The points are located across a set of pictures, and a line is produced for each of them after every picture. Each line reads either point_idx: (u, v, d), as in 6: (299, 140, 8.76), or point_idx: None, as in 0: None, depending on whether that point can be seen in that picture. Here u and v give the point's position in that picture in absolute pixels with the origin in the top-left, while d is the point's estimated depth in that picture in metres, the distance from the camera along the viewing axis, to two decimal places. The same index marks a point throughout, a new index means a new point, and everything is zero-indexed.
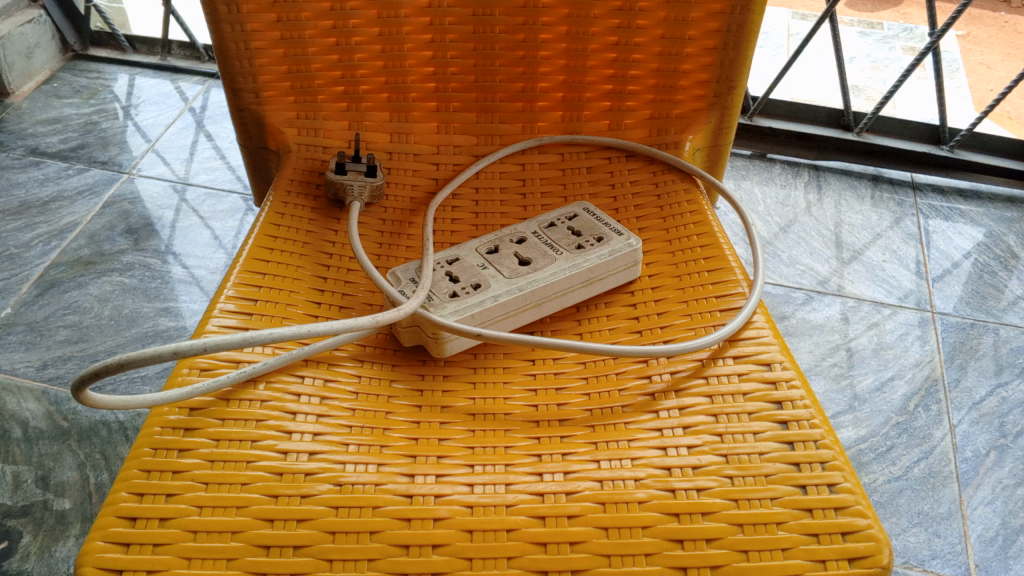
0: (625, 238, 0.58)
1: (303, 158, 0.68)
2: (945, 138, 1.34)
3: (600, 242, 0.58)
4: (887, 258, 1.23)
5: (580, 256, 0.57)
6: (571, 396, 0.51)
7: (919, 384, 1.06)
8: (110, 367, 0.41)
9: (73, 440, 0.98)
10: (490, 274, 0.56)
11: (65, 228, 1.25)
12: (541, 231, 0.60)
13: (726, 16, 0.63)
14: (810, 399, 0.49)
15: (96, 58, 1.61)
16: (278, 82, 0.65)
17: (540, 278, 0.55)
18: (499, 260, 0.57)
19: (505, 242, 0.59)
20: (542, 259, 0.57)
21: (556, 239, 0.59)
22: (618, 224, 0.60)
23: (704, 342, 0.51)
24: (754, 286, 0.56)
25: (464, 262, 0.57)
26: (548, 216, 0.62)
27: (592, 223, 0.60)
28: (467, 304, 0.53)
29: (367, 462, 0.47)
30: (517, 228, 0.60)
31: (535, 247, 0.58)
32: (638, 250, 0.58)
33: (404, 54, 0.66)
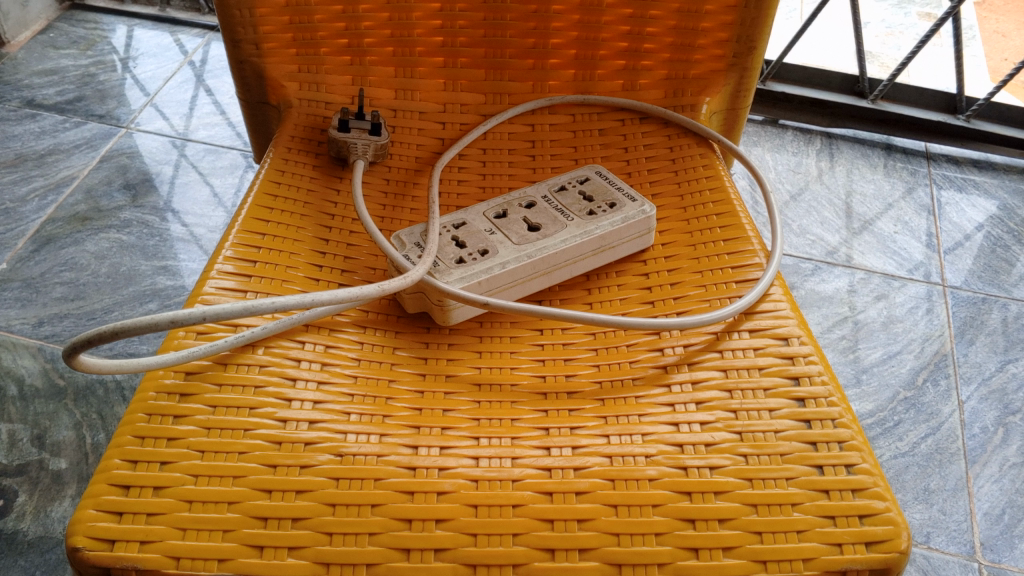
0: (639, 203, 0.56)
1: (304, 114, 0.65)
2: (961, 107, 1.30)
3: (613, 208, 0.56)
4: (898, 229, 1.21)
5: (593, 222, 0.55)
6: (580, 367, 0.49)
7: (927, 359, 1.05)
8: (104, 334, 0.39)
9: (70, 399, 0.97)
10: (498, 239, 0.53)
11: (62, 183, 1.22)
12: (551, 195, 0.58)
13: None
14: (828, 376, 0.48)
15: (93, 8, 1.57)
16: (279, 33, 0.63)
17: (551, 245, 0.53)
18: (508, 225, 0.55)
19: (513, 206, 0.57)
20: (553, 225, 0.55)
21: (567, 205, 0.56)
22: (632, 190, 0.57)
23: (720, 314, 0.49)
24: (772, 257, 0.54)
25: (471, 227, 0.55)
26: (558, 180, 0.59)
27: (605, 188, 0.58)
28: (474, 273, 0.51)
29: (370, 432, 0.45)
30: (526, 192, 0.58)
31: (545, 212, 0.56)
32: (652, 216, 0.55)
33: (410, 6, 0.63)
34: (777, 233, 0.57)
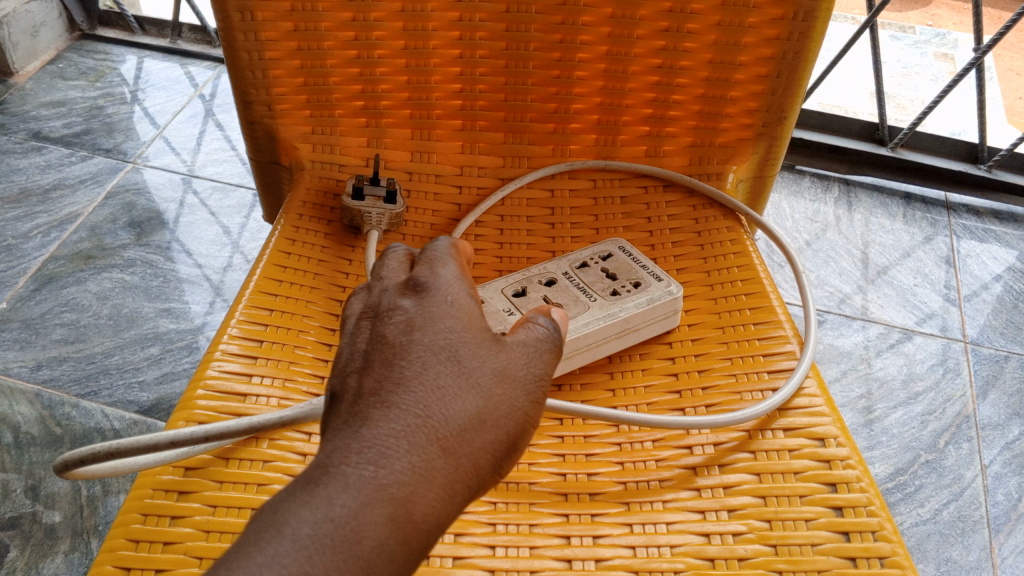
0: (665, 284, 0.54)
1: (317, 177, 0.63)
2: (983, 157, 1.28)
3: (637, 288, 0.54)
4: (918, 281, 1.19)
5: (617, 304, 0.53)
6: (602, 465, 0.47)
7: (950, 421, 1.01)
8: (97, 455, 0.40)
9: (65, 448, 0.94)
10: (518, 321, 0.52)
11: (66, 219, 1.20)
12: (572, 271, 0.56)
13: (782, 42, 0.58)
14: (867, 481, 0.45)
15: (104, 39, 1.55)
16: (293, 95, 0.61)
17: (573, 328, 0.51)
18: (528, 304, 0.53)
19: (532, 282, 0.55)
20: (574, 306, 0.53)
21: (588, 283, 0.55)
22: (657, 269, 0.55)
23: (753, 413, 0.46)
24: (807, 346, 0.52)
25: (489, 306, 0.53)
26: (579, 254, 0.57)
27: (628, 267, 0.56)
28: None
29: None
30: (546, 267, 0.56)
31: (566, 291, 0.54)
32: (678, 297, 0.53)
33: (429, 69, 0.60)
34: (811, 316, 0.54)
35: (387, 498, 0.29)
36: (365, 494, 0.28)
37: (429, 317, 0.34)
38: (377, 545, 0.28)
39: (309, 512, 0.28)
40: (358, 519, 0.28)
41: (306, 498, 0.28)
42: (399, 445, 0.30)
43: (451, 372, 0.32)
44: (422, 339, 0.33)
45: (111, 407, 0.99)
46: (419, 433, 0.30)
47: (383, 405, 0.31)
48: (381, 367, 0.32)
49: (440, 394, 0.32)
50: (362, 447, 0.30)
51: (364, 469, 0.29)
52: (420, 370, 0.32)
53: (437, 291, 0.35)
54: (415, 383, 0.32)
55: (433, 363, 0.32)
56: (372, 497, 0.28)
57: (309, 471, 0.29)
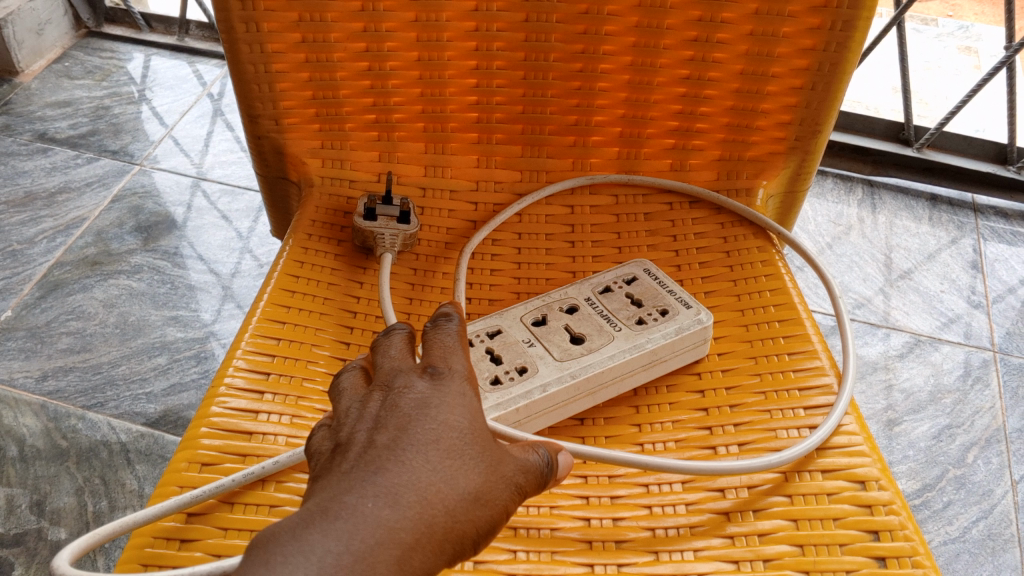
0: (694, 312, 0.52)
1: (326, 194, 0.60)
2: (1013, 158, 1.24)
3: (665, 316, 0.52)
4: (944, 287, 1.15)
5: (643, 334, 0.51)
6: (629, 510, 0.44)
7: (979, 434, 0.98)
8: None
9: (71, 462, 0.92)
10: (538, 353, 0.50)
11: (72, 223, 1.18)
12: (595, 297, 0.54)
13: (818, 53, 0.54)
14: (912, 530, 0.43)
15: (111, 36, 1.53)
16: (301, 108, 0.58)
17: (596, 362, 0.49)
18: (548, 335, 0.51)
19: (553, 309, 0.53)
20: (598, 336, 0.51)
21: (613, 310, 0.53)
22: (686, 294, 0.53)
23: (790, 456, 0.44)
24: (845, 380, 0.49)
25: (508, 336, 0.51)
26: (602, 278, 0.55)
27: (655, 293, 0.54)
28: (513, 396, 0.47)
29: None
30: (568, 293, 0.54)
31: (589, 320, 0.52)
32: (708, 325, 0.51)
33: (443, 81, 0.57)
34: (848, 348, 0.51)
35: (396, 548, 0.27)
36: (377, 537, 0.27)
37: (448, 384, 0.33)
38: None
39: (328, 542, 0.26)
40: (369, 562, 0.27)
41: (321, 529, 0.27)
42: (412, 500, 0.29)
43: (466, 438, 0.31)
44: (442, 403, 0.32)
45: (117, 420, 0.97)
46: (433, 490, 0.29)
47: (400, 456, 0.30)
48: (396, 423, 0.31)
49: (454, 457, 0.31)
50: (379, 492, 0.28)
51: (377, 514, 0.28)
52: (438, 432, 0.31)
53: (456, 364, 0.35)
54: (433, 442, 0.31)
55: (453, 427, 0.31)
56: (383, 545, 0.27)
57: (322, 503, 0.28)
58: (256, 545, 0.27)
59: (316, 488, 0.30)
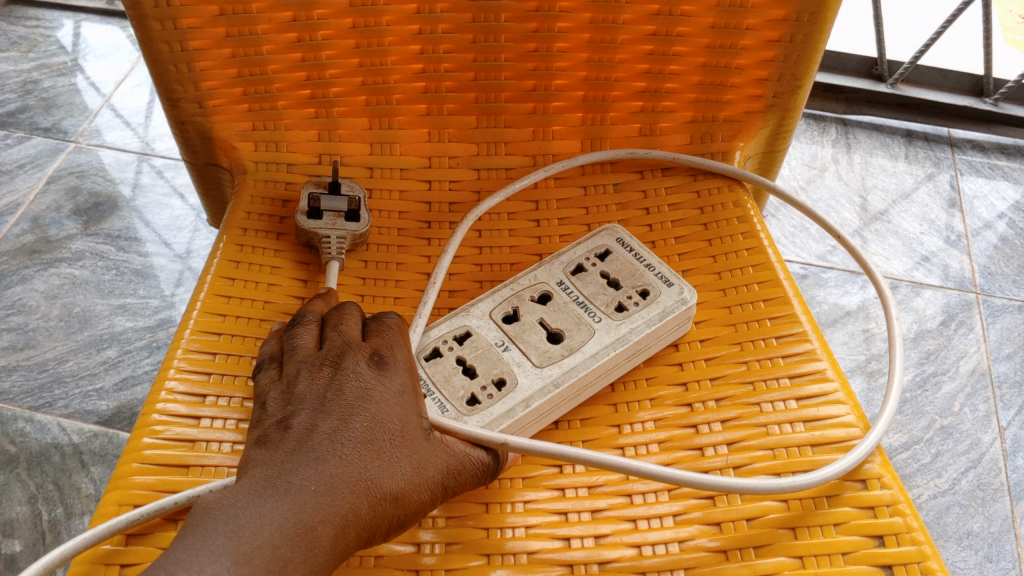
0: (676, 290, 0.48)
1: (262, 181, 0.55)
2: (988, 90, 1.20)
3: (647, 298, 0.48)
4: (924, 228, 1.12)
5: (625, 323, 0.47)
6: (613, 528, 0.41)
7: (964, 381, 0.96)
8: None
9: (22, 469, 0.87)
10: (515, 360, 0.46)
11: (6, 210, 1.11)
12: (567, 281, 0.50)
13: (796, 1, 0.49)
14: (922, 533, 0.40)
15: (34, 3, 1.42)
16: (226, 88, 0.52)
17: (579, 365, 0.45)
18: (524, 334, 0.47)
19: (524, 300, 0.49)
20: (577, 332, 0.47)
21: (588, 294, 0.49)
22: (665, 267, 0.49)
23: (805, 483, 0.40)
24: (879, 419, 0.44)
25: (479, 340, 0.47)
26: (573, 255, 0.51)
27: (632, 271, 0.49)
28: (494, 419, 0.43)
29: (362, 554, 0.40)
30: (537, 279, 0.50)
31: (564, 310, 0.48)
32: (692, 305, 0.47)
33: (383, 50, 0.51)
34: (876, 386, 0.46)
35: (335, 527, 0.34)
36: (320, 520, 0.33)
37: (388, 379, 0.39)
38: (326, 565, 0.33)
39: (276, 523, 0.32)
40: (313, 543, 0.33)
41: (278, 509, 0.33)
42: (352, 487, 0.35)
43: (395, 438, 0.37)
44: (379, 401, 0.38)
45: (68, 420, 0.92)
46: (366, 483, 0.35)
47: (339, 446, 0.36)
48: (339, 411, 0.37)
49: (387, 456, 0.36)
50: (328, 475, 0.35)
51: (320, 498, 0.34)
52: (373, 426, 0.37)
53: (400, 360, 0.40)
54: (367, 439, 0.36)
55: (392, 425, 0.37)
56: (326, 526, 0.33)
57: (279, 484, 0.34)
58: (217, 520, 0.32)
59: (264, 463, 0.35)
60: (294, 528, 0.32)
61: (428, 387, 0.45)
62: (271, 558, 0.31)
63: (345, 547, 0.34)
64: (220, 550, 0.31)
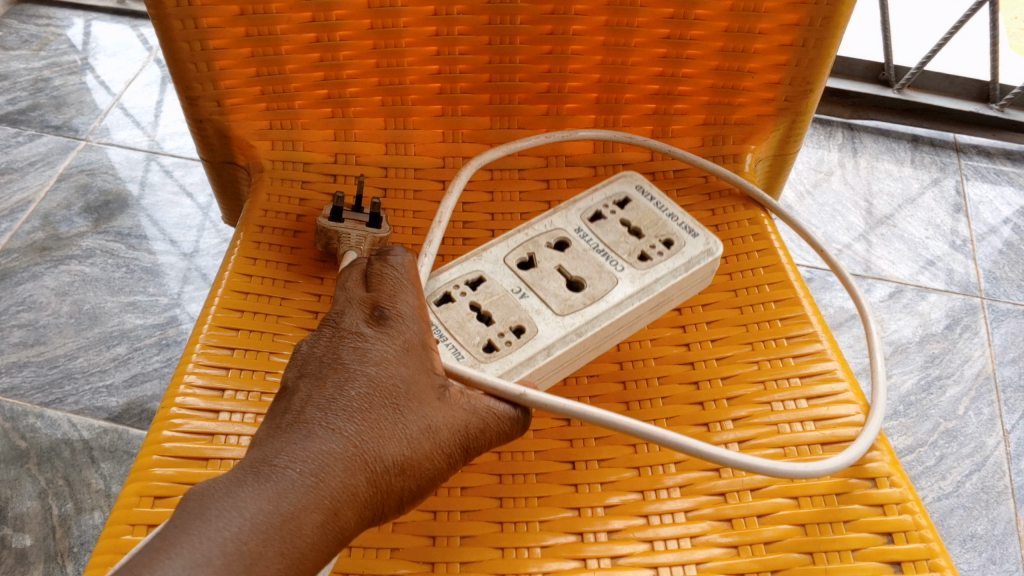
0: (703, 240, 0.49)
1: (276, 179, 0.55)
2: (995, 96, 1.21)
3: (670, 250, 0.49)
4: (929, 233, 1.12)
5: (650, 271, 0.47)
6: (625, 521, 0.42)
7: (969, 384, 0.97)
8: None
9: (32, 464, 0.88)
10: (534, 308, 0.46)
11: (16, 207, 1.12)
12: (585, 228, 0.50)
13: (809, 7, 0.50)
14: (931, 530, 0.41)
15: (46, 2, 1.42)
16: (244, 87, 0.53)
17: (603, 313, 0.45)
18: (541, 281, 0.47)
19: (539, 247, 0.49)
20: (599, 279, 0.47)
21: (608, 241, 0.50)
22: (687, 219, 0.50)
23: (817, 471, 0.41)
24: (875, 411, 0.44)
25: (494, 286, 0.47)
26: (590, 202, 0.52)
27: (655, 221, 0.50)
28: (514, 366, 0.43)
29: (379, 547, 0.40)
30: (552, 228, 0.50)
31: (585, 258, 0.49)
32: (718, 256, 0.49)
33: (400, 51, 0.52)
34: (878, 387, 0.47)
35: (321, 506, 0.32)
36: (303, 500, 0.31)
37: (389, 337, 0.38)
38: (313, 548, 0.31)
39: (252, 505, 0.31)
40: (294, 524, 0.31)
41: (255, 489, 0.31)
42: (344, 463, 0.33)
43: (392, 405, 0.36)
44: (377, 363, 0.37)
45: (78, 416, 0.92)
46: (357, 458, 0.34)
47: (331, 421, 0.34)
48: (334, 381, 0.36)
49: (382, 428, 0.35)
50: (317, 451, 0.33)
51: (303, 477, 0.32)
52: (371, 397, 0.35)
53: (403, 315, 0.39)
54: (360, 409, 0.35)
55: (389, 392, 0.36)
56: (311, 505, 0.32)
57: (263, 464, 0.32)
58: (195, 500, 0.31)
59: (256, 443, 0.34)
60: (276, 508, 0.31)
61: (442, 333, 0.44)
62: (235, 545, 0.29)
63: (339, 529, 0.33)
64: (186, 534, 0.29)
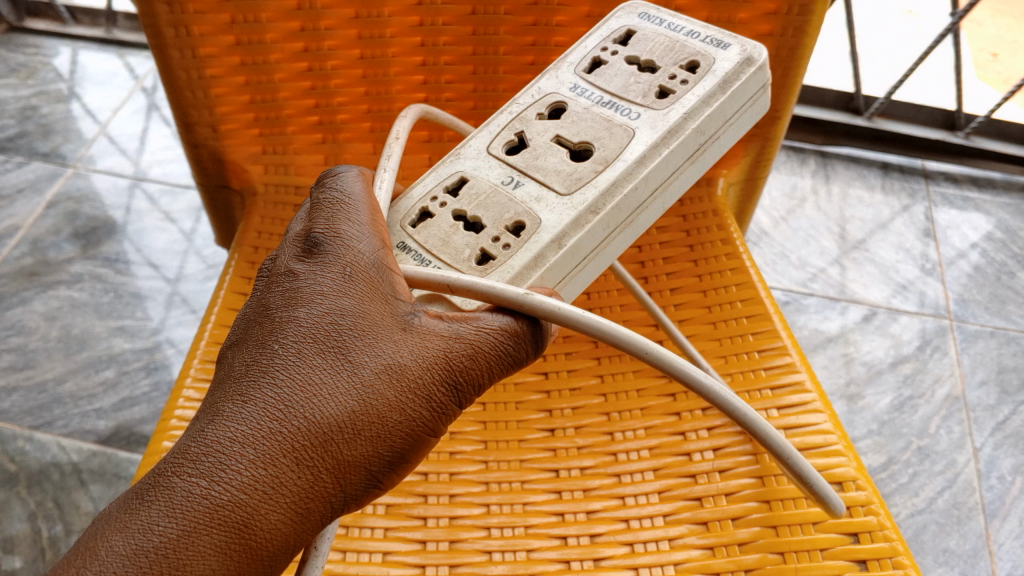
0: (734, 50, 0.45)
1: (271, 202, 0.58)
2: (960, 124, 1.25)
3: (688, 77, 0.44)
4: (900, 257, 1.15)
5: (673, 108, 0.43)
6: (605, 523, 0.45)
7: (940, 404, 1.00)
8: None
9: (22, 487, 0.89)
10: (531, 195, 0.41)
11: (5, 233, 1.13)
12: (583, 81, 0.46)
13: (783, 17, 0.52)
14: (894, 531, 0.43)
15: (34, 31, 1.44)
16: (238, 114, 0.55)
17: (621, 175, 0.41)
18: (538, 160, 0.42)
19: (529, 124, 0.44)
20: (610, 136, 0.42)
21: (617, 87, 0.45)
22: (708, 34, 0.46)
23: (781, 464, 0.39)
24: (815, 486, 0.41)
25: (479, 184, 0.42)
26: (585, 52, 0.47)
27: (668, 48, 0.46)
28: (519, 273, 0.38)
29: (370, 551, 0.44)
30: (540, 106, 0.45)
31: (587, 116, 0.44)
32: (757, 59, 0.44)
33: (389, 79, 0.55)
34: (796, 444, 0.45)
35: (227, 501, 0.31)
36: (206, 500, 0.31)
37: (321, 281, 0.35)
38: (225, 544, 0.31)
39: (150, 515, 0.31)
40: (194, 528, 0.31)
41: (155, 499, 0.31)
42: (255, 444, 0.32)
43: (320, 367, 0.33)
44: (303, 321, 0.34)
45: (67, 440, 0.93)
46: (271, 437, 0.32)
47: (247, 398, 0.33)
48: (259, 349, 0.34)
49: (307, 395, 0.33)
50: (230, 436, 0.32)
51: (206, 473, 0.32)
52: (294, 362, 0.34)
53: (342, 246, 0.36)
54: (280, 378, 0.33)
55: (316, 351, 0.34)
56: (216, 502, 0.31)
57: (172, 462, 0.32)
58: (108, 513, 0.32)
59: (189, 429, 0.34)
60: (179, 510, 0.31)
61: (425, 256, 0.40)
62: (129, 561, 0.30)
63: (270, 513, 0.32)
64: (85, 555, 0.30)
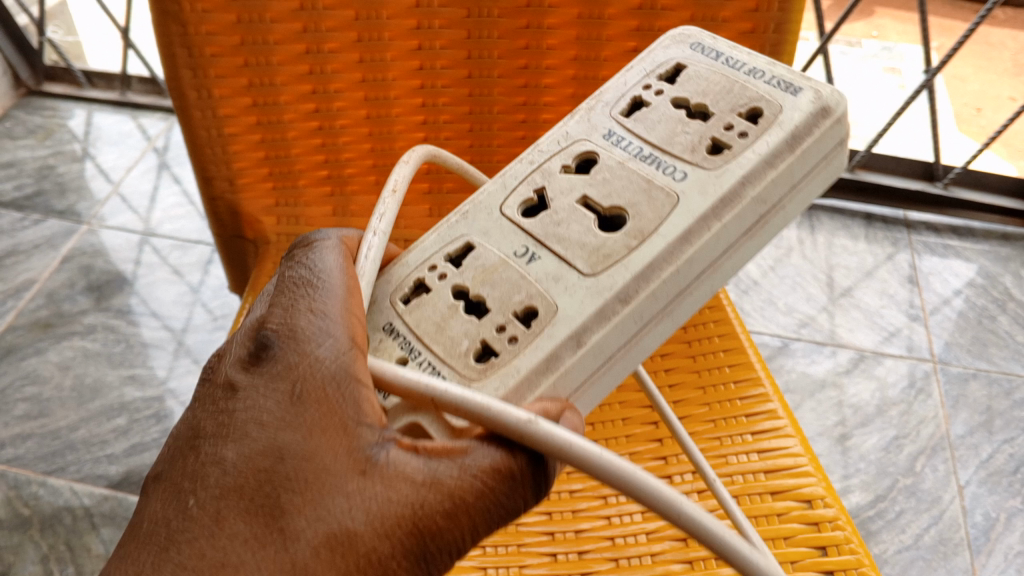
0: (805, 94, 0.40)
1: (283, 250, 0.64)
2: (939, 175, 1.31)
3: (744, 130, 0.40)
4: (884, 303, 1.20)
5: (728, 168, 0.38)
6: (593, 540, 0.49)
7: (925, 443, 1.03)
8: None
9: (36, 530, 0.93)
10: (548, 274, 0.38)
11: (22, 287, 1.18)
12: (619, 126, 0.43)
13: (760, 35, 0.54)
14: (858, 545, 0.47)
15: (51, 94, 1.51)
16: (254, 169, 0.60)
17: (657, 253, 0.37)
18: (560, 230, 0.39)
19: (552, 182, 0.41)
20: (648, 203, 0.39)
21: (659, 138, 0.41)
22: (775, 74, 0.42)
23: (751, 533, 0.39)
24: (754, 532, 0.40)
25: (488, 255, 0.39)
26: (625, 90, 0.44)
27: (726, 90, 0.42)
28: (526, 376, 0.35)
29: None
30: (563, 161, 0.42)
31: (620, 173, 0.41)
32: (833, 105, 0.39)
33: (392, 137, 0.60)
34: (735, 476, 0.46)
35: None
36: None
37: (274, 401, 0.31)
38: None
39: None
40: None
41: None
42: None
43: (258, 518, 0.29)
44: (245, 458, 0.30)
45: (80, 484, 0.96)
46: None
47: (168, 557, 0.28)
48: (192, 489, 0.30)
49: (240, 554, 0.28)
50: None
51: None
52: (233, 512, 0.29)
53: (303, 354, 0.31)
54: (210, 533, 0.29)
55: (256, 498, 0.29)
56: None
57: None
58: None
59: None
60: None
61: (413, 345, 0.37)
62: None
63: None
64: None
